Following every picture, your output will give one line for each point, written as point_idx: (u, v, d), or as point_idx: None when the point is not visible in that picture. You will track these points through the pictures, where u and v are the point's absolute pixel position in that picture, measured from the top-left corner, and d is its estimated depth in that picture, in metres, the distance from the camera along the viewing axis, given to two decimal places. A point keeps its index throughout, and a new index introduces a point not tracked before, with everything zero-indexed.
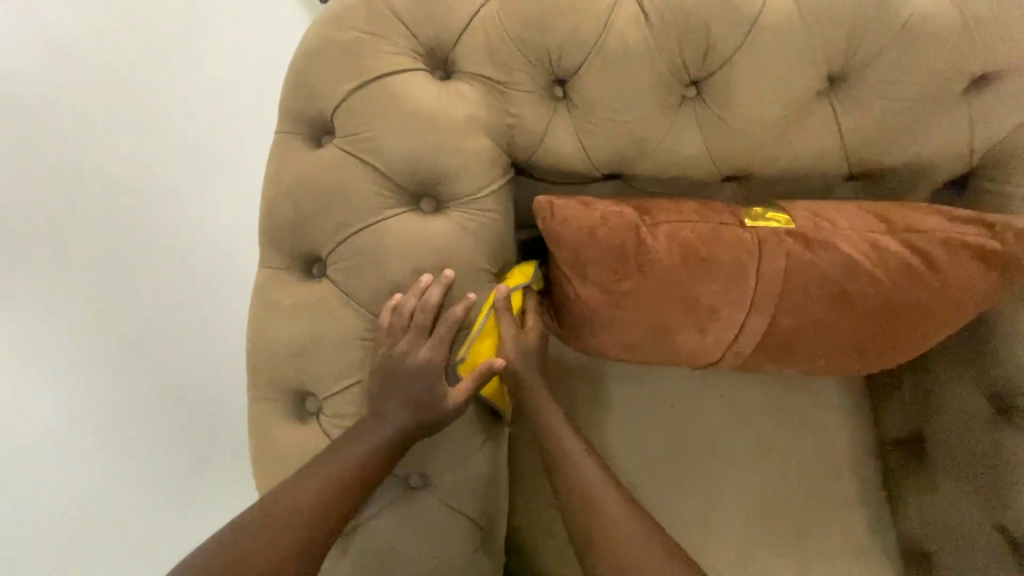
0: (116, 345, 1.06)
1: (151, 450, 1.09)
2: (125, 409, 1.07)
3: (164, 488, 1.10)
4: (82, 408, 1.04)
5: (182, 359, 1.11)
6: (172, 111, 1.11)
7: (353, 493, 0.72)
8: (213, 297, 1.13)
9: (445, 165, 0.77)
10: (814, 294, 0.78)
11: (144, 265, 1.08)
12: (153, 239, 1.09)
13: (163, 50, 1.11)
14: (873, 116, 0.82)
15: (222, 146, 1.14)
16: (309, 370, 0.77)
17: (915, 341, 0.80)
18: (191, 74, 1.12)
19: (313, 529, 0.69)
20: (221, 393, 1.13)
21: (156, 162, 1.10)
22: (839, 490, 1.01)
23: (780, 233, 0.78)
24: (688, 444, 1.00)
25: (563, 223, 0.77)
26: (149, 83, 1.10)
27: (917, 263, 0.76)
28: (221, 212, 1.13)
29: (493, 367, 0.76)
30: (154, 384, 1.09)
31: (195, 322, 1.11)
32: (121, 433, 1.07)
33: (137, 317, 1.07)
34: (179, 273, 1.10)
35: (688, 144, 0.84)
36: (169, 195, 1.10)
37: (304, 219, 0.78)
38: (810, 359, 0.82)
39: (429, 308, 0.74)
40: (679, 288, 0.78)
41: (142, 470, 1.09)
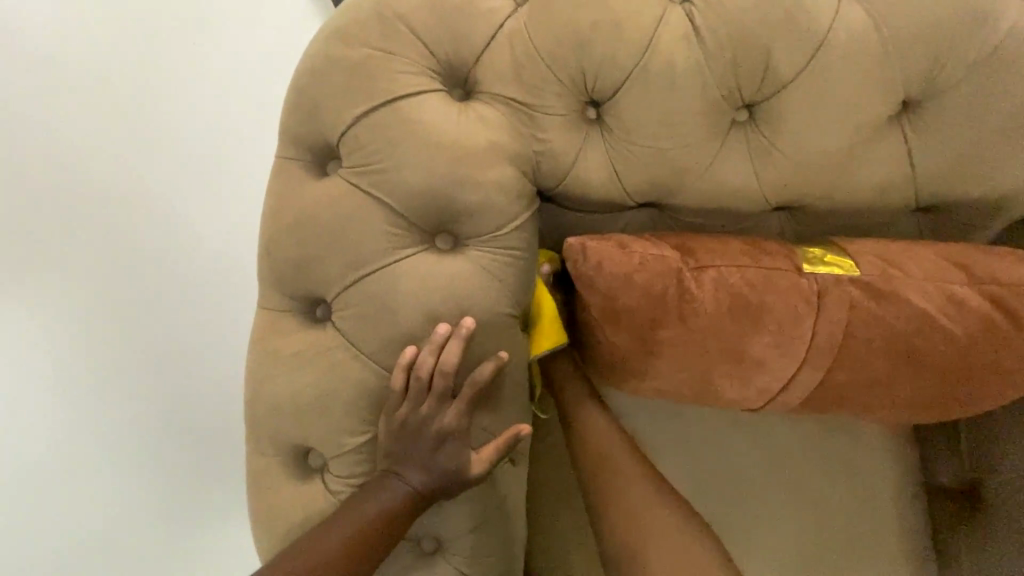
0: (116, 348, 0.93)
1: (156, 457, 0.97)
2: (126, 416, 0.94)
3: (167, 492, 0.98)
4: (80, 414, 0.91)
5: (188, 365, 0.98)
6: (171, 106, 0.96)
7: (361, 563, 0.65)
8: (218, 292, 1.00)
9: (466, 200, 0.69)
10: (878, 349, 0.69)
11: (145, 259, 0.95)
12: (155, 231, 0.96)
13: (157, 40, 0.95)
14: (949, 147, 0.72)
15: (223, 147, 1.00)
16: (313, 426, 0.70)
17: (988, 400, 0.72)
18: (190, 71, 0.97)
19: None
20: (223, 396, 1.01)
21: (157, 154, 0.96)
22: (883, 545, 0.93)
23: (843, 280, 0.69)
24: (722, 493, 0.92)
25: (596, 268, 0.68)
26: (146, 72, 0.95)
27: (998, 318, 0.68)
28: (226, 211, 1.00)
29: (518, 436, 0.69)
30: (160, 391, 0.97)
31: (202, 319, 0.99)
32: (124, 438, 0.94)
33: (140, 317, 0.95)
34: (184, 267, 0.98)
35: (736, 175, 0.75)
36: (172, 188, 0.96)
37: (308, 258, 0.70)
38: (864, 412, 0.75)
39: (448, 371, 0.66)
40: (725, 340, 0.70)
41: (143, 470, 0.96)
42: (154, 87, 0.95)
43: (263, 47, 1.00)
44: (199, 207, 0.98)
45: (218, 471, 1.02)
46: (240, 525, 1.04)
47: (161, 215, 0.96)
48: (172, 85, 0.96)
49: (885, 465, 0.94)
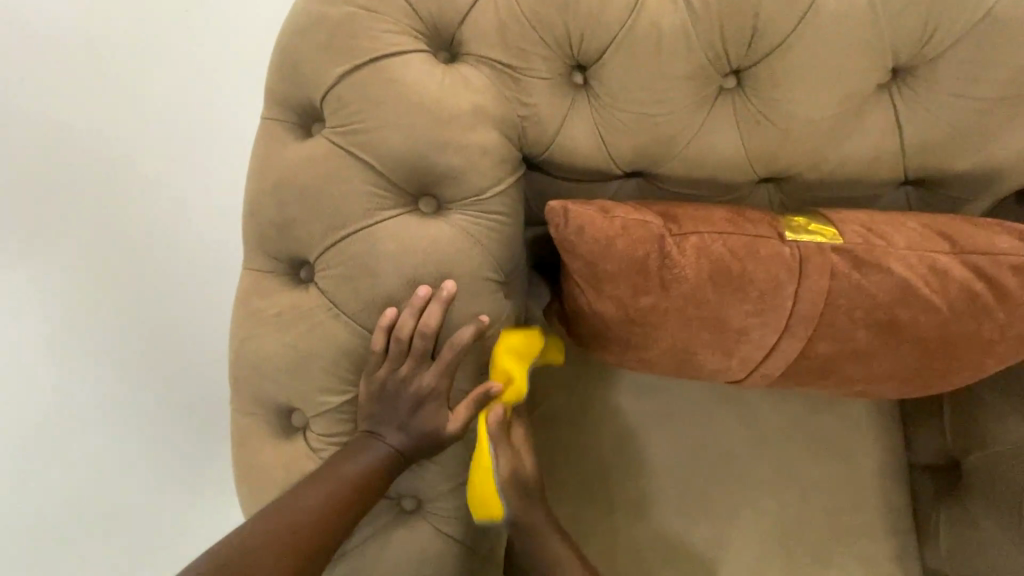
0: (116, 347, 0.94)
1: (156, 455, 0.98)
2: (123, 415, 0.95)
3: (167, 489, 0.99)
4: (79, 413, 0.93)
5: (184, 367, 0.98)
6: (171, 108, 0.93)
7: (343, 521, 0.65)
8: (216, 290, 0.97)
9: (449, 162, 0.69)
10: (859, 319, 0.69)
11: (143, 259, 0.94)
12: (153, 231, 0.94)
13: (155, 39, 0.90)
14: (938, 117, 0.72)
15: (222, 148, 0.95)
16: (295, 386, 0.70)
17: (967, 372, 0.72)
18: (187, 72, 0.92)
19: (302, 555, 0.61)
20: (220, 397, 1.00)
21: (155, 153, 0.93)
22: (863, 519, 0.94)
23: (826, 249, 0.69)
24: (704, 462, 0.94)
25: (578, 233, 0.68)
26: (144, 73, 0.91)
27: (982, 289, 0.68)
28: (224, 212, 0.96)
29: (489, 392, 0.69)
30: (153, 390, 0.97)
31: (202, 318, 0.97)
32: (125, 435, 0.96)
33: (139, 319, 0.95)
34: (186, 268, 0.96)
35: (721, 143, 0.75)
36: (169, 187, 0.94)
37: (291, 219, 0.70)
38: (844, 383, 0.75)
39: (428, 333, 0.67)
40: (706, 308, 0.70)
41: (143, 465, 0.97)
42: (153, 88, 0.91)
43: (265, 47, 0.94)
44: (199, 208, 0.95)
45: (213, 467, 1.01)
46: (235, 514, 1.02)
47: (158, 216, 0.94)
48: (169, 86, 0.92)
49: (866, 441, 0.95)
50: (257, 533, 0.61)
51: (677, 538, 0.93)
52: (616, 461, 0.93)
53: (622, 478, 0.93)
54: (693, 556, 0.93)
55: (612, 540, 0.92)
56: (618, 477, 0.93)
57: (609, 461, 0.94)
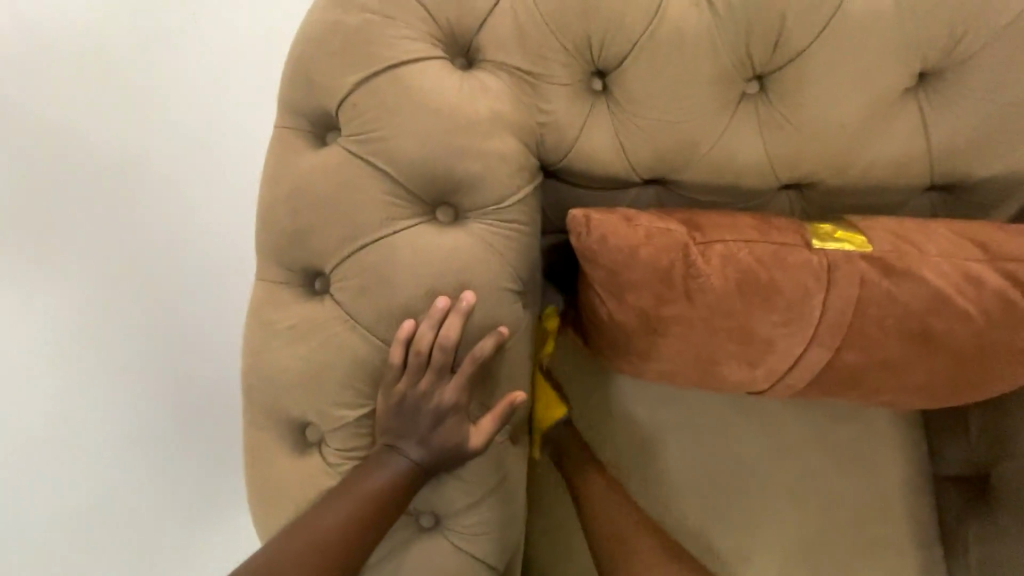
0: (120, 357, 0.92)
1: (163, 467, 0.95)
2: (126, 426, 0.93)
3: (176, 501, 0.97)
4: (83, 427, 0.90)
5: (189, 374, 0.96)
6: (177, 114, 0.92)
7: (366, 542, 0.64)
8: (224, 295, 0.97)
9: (467, 171, 0.67)
10: (890, 328, 0.67)
11: (147, 267, 0.92)
12: (158, 238, 0.93)
13: (160, 47, 0.91)
14: (965, 122, 0.70)
15: (227, 154, 0.95)
16: (309, 400, 0.68)
17: (1000, 382, 0.70)
18: (193, 80, 0.93)
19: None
20: (227, 404, 0.98)
21: (159, 160, 0.92)
22: (884, 529, 0.95)
23: (855, 257, 0.67)
24: (725, 468, 0.96)
25: (600, 241, 0.66)
26: (148, 79, 0.91)
27: (1017, 297, 0.66)
28: (230, 218, 0.96)
29: (513, 405, 0.69)
30: (156, 401, 0.94)
31: (208, 324, 0.96)
32: (128, 449, 0.93)
33: (143, 327, 0.93)
34: (194, 272, 0.95)
35: (744, 149, 0.73)
36: (175, 192, 0.93)
37: (306, 228, 0.68)
38: (873, 394, 0.73)
39: (447, 346, 0.65)
40: (731, 317, 0.68)
41: (149, 477, 0.95)
42: (157, 96, 0.91)
43: (268, 51, 0.95)
44: (204, 214, 0.95)
45: (223, 475, 0.99)
46: (247, 520, 1.00)
47: (164, 222, 0.93)
48: (174, 93, 0.92)
49: (887, 452, 0.96)
50: (284, 557, 0.62)
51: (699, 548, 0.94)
52: (635, 471, 0.95)
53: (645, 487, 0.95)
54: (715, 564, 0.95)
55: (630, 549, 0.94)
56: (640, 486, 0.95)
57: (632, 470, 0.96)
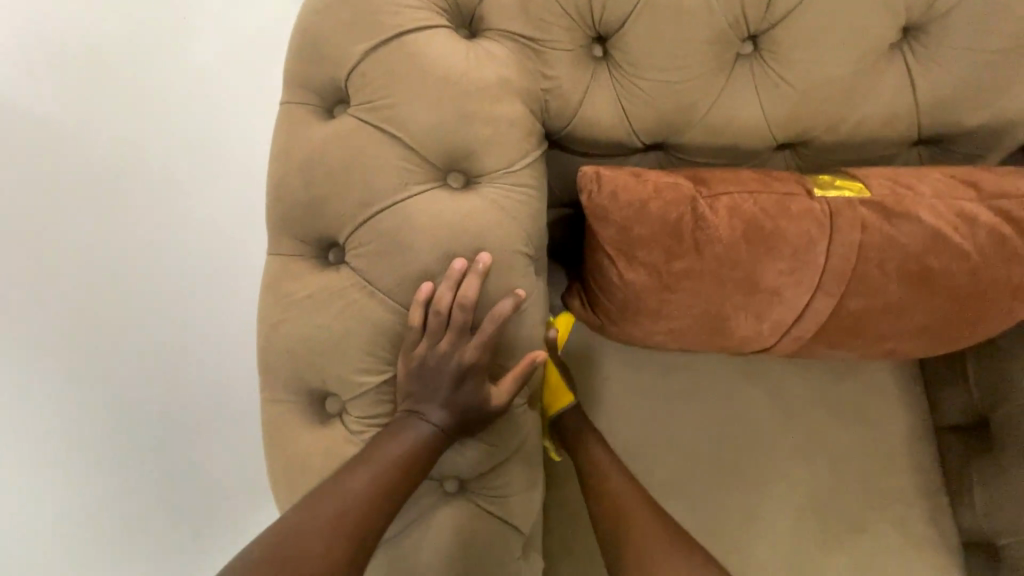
0: (127, 357, 0.90)
1: (174, 465, 0.95)
2: (134, 424, 0.91)
3: (181, 493, 0.96)
4: (92, 430, 0.89)
5: (196, 371, 0.96)
6: (179, 115, 0.94)
7: (392, 504, 0.64)
8: (227, 287, 0.98)
9: (478, 135, 0.69)
10: (891, 272, 0.70)
11: (147, 263, 0.91)
12: (161, 233, 0.92)
13: (162, 50, 0.93)
14: (948, 73, 0.74)
15: (229, 153, 0.98)
16: (329, 369, 0.68)
17: (997, 320, 0.72)
18: (194, 81, 0.95)
19: (356, 537, 0.62)
20: (233, 395, 0.99)
21: (161, 155, 0.92)
22: (891, 481, 0.98)
23: (854, 203, 0.69)
24: (732, 432, 0.98)
25: (611, 197, 0.68)
26: (150, 80, 0.92)
27: (1009, 232, 0.69)
28: (232, 212, 0.98)
29: (535, 362, 0.70)
30: (163, 398, 0.93)
31: (212, 317, 0.97)
32: (137, 447, 0.92)
33: (147, 323, 0.92)
34: (198, 270, 0.96)
35: (742, 109, 0.76)
36: (178, 189, 0.94)
37: (319, 198, 0.69)
38: (875, 343, 0.75)
39: (467, 305, 0.66)
40: (739, 269, 0.70)
41: (156, 471, 0.94)
42: (158, 94, 0.92)
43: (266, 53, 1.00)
44: (206, 210, 0.96)
45: (236, 469, 1.00)
46: (269, 506, 1.02)
47: (167, 216, 0.93)
48: (176, 93, 0.94)
49: (889, 406, 0.99)
50: (309, 524, 0.61)
51: (714, 512, 0.96)
52: (646, 437, 0.97)
53: (658, 456, 0.97)
54: (729, 527, 0.96)
55: None
56: (655, 452, 0.97)
57: (645, 438, 0.97)
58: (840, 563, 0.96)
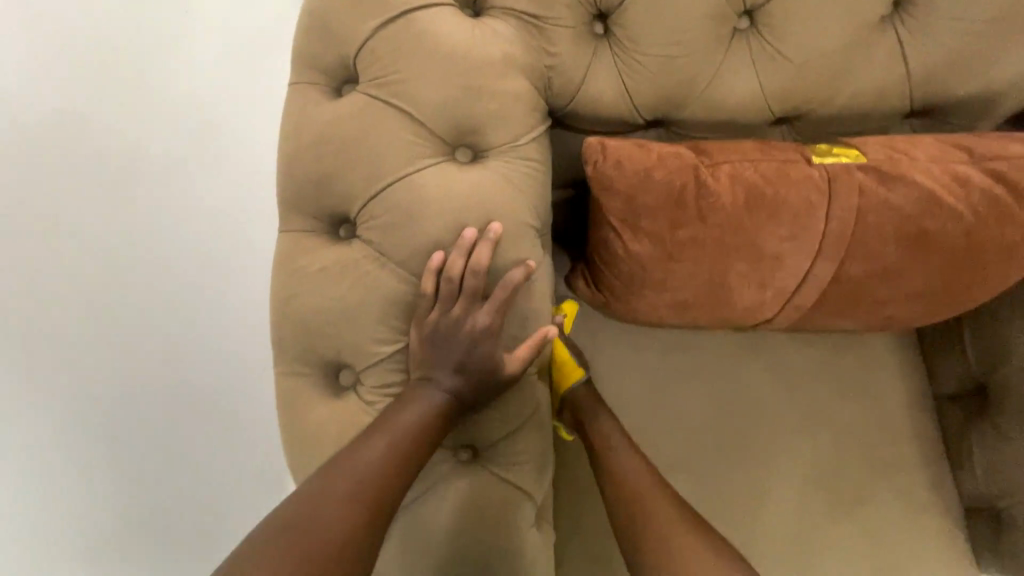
0: (88, 393, 0.73)
1: (189, 498, 0.85)
2: (126, 468, 0.77)
3: (211, 526, 0.88)
4: (94, 479, 0.74)
5: (227, 388, 0.90)
6: (182, 116, 0.85)
7: (408, 469, 0.65)
8: (253, 295, 0.94)
9: (485, 110, 0.70)
10: (888, 235, 0.72)
11: (137, 275, 0.77)
12: (151, 239, 0.80)
13: (136, 33, 0.81)
14: (939, 44, 0.76)
15: (236, 155, 0.93)
16: (344, 340, 0.70)
17: (993, 282, 0.74)
18: (199, 81, 0.89)
19: (373, 501, 0.63)
20: (263, 407, 0.95)
21: (161, 155, 0.82)
22: (893, 450, 0.99)
23: (851, 169, 0.72)
24: (737, 407, 1.00)
25: (617, 166, 0.71)
26: (148, 77, 0.82)
27: (1002, 193, 0.71)
28: (252, 217, 0.94)
29: (547, 337, 0.72)
30: (190, 428, 0.84)
31: (237, 328, 0.91)
32: (133, 493, 0.78)
33: (153, 345, 0.79)
34: (217, 285, 0.88)
35: (740, 83, 0.78)
36: (187, 194, 0.84)
37: (331, 174, 0.70)
38: (875, 309, 0.77)
39: (478, 271, 0.68)
40: (741, 235, 0.72)
41: (168, 516, 0.82)
42: (155, 90, 0.83)
43: (267, 51, 0.98)
44: (229, 218, 0.91)
45: (259, 478, 0.96)
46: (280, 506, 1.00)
47: (167, 222, 0.81)
48: (185, 95, 0.86)
49: (889, 378, 1.01)
50: (328, 489, 0.62)
51: (722, 485, 0.98)
52: (652, 413, 0.99)
53: (666, 431, 0.99)
54: (736, 499, 0.98)
55: None
56: (662, 427, 0.99)
57: (652, 414, 0.99)
58: (847, 533, 0.98)
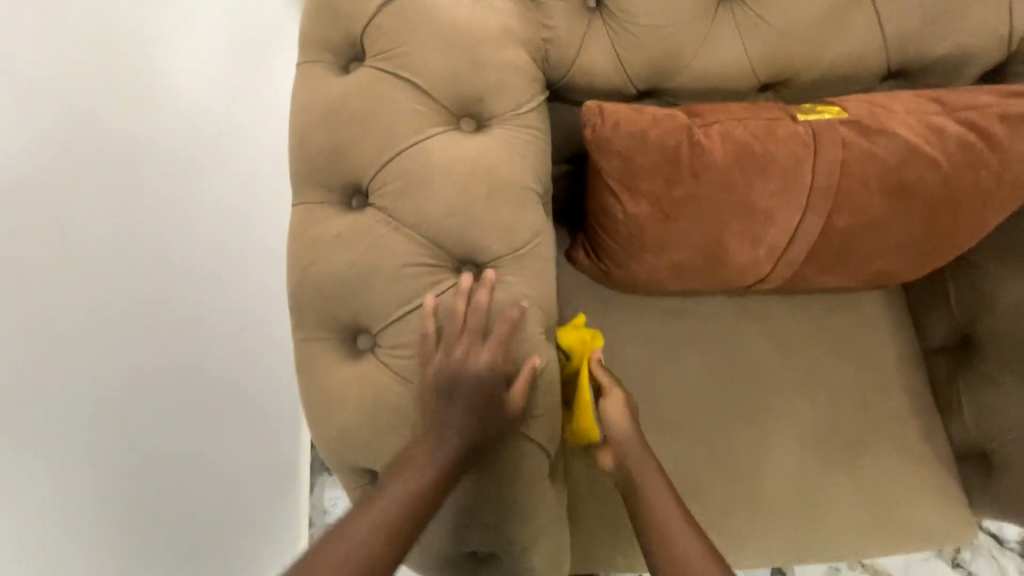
0: (97, 393, 0.71)
1: (199, 483, 0.89)
2: (150, 455, 0.79)
3: (218, 510, 0.94)
4: (125, 467, 0.75)
5: (230, 377, 0.97)
6: (190, 121, 0.89)
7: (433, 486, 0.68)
8: (249, 292, 1.02)
9: (487, 79, 0.74)
10: (871, 186, 0.76)
11: (150, 271, 0.80)
12: (161, 237, 0.83)
13: (151, 40, 0.85)
14: (909, 6, 0.81)
15: (241, 157, 0.99)
16: (360, 304, 0.73)
17: (971, 229, 0.79)
18: (207, 87, 0.94)
19: (407, 523, 0.67)
20: (257, 392, 1.05)
21: (170, 157, 0.85)
22: (887, 404, 1.03)
23: (834, 123, 0.76)
24: (736, 369, 1.03)
25: (614, 127, 0.74)
26: (153, 82, 0.84)
27: (975, 140, 0.75)
28: (250, 218, 1.01)
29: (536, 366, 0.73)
30: (202, 414, 0.90)
31: (237, 322, 0.99)
32: (154, 480, 0.80)
33: (165, 337, 0.82)
34: (217, 279, 0.94)
35: (726, 50, 0.82)
36: (194, 197, 0.89)
37: (342, 146, 0.74)
38: (862, 261, 0.81)
39: (479, 310, 0.71)
40: (733, 192, 0.76)
41: (184, 502, 0.86)
42: (162, 94, 0.85)
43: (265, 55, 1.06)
44: (231, 219, 0.97)
45: (256, 459, 1.07)
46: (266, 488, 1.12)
47: (177, 222, 0.86)
48: (192, 100, 0.90)
49: (881, 334, 1.05)
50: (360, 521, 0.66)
51: (725, 443, 1.02)
52: (655, 378, 1.02)
53: (668, 393, 1.02)
54: (738, 458, 1.01)
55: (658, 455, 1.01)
56: (664, 391, 1.02)
57: (654, 378, 1.02)
58: (847, 486, 1.01)
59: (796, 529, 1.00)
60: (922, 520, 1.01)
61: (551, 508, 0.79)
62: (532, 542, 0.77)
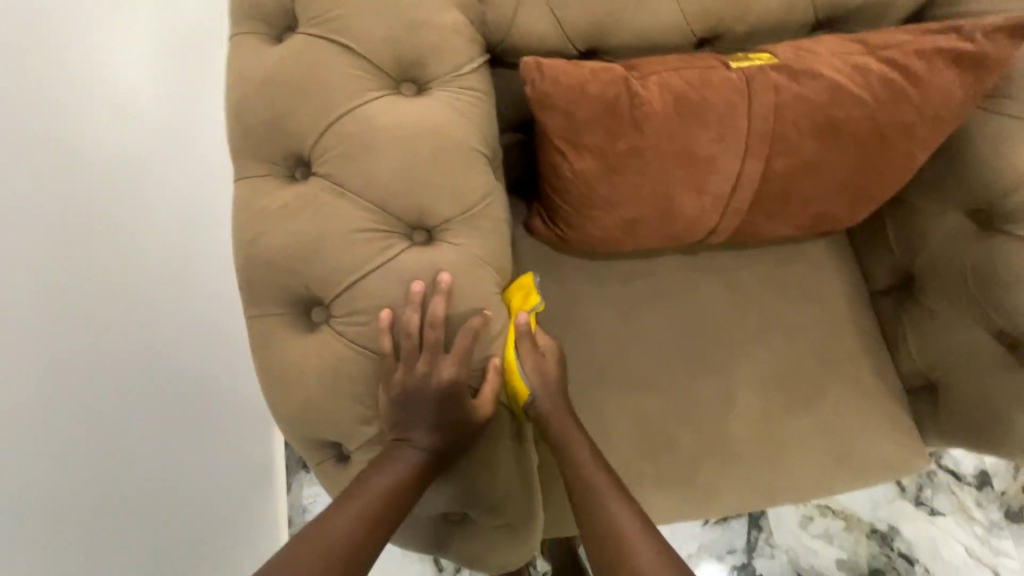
0: (97, 383, 0.77)
1: (192, 475, 0.95)
2: (150, 446, 0.85)
3: (208, 504, 0.99)
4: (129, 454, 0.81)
5: (214, 378, 1.03)
6: (180, 135, 0.96)
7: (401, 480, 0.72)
8: (229, 300, 1.07)
9: (424, 41, 0.74)
10: (804, 128, 0.79)
11: (142, 273, 0.87)
12: (149, 242, 0.89)
13: (152, 59, 0.92)
14: None
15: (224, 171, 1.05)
16: (310, 275, 0.72)
17: (900, 165, 0.83)
18: (196, 103, 1.00)
19: (381, 514, 0.71)
20: (240, 396, 1.11)
21: (159, 167, 0.91)
22: (841, 347, 1.07)
23: (765, 68, 0.78)
24: (695, 325, 1.06)
25: (553, 82, 0.75)
26: (151, 97, 0.91)
27: (897, 77, 0.79)
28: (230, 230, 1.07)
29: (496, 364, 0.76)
30: (192, 411, 0.96)
31: (220, 328, 1.05)
32: (151, 470, 0.86)
33: (155, 336, 0.88)
34: (201, 286, 1.00)
35: (660, 6, 0.84)
36: (180, 207, 0.95)
37: (281, 116, 0.72)
38: (803, 205, 0.85)
39: (436, 322, 0.72)
40: (675, 141, 0.78)
41: (180, 491, 0.92)
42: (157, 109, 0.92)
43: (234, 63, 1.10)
44: (213, 229, 1.03)
45: (241, 459, 1.12)
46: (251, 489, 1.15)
47: (163, 230, 0.92)
48: (185, 116, 0.97)
49: (831, 280, 1.09)
50: (337, 520, 0.70)
51: (689, 397, 1.04)
52: (618, 338, 1.04)
53: (632, 353, 1.04)
54: (703, 410, 1.04)
55: (625, 414, 1.02)
56: (629, 350, 1.04)
57: (617, 339, 1.04)
58: (808, 428, 1.05)
59: (764, 474, 1.04)
60: (881, 453, 1.05)
61: (521, 481, 0.80)
62: (500, 500, 0.78)
